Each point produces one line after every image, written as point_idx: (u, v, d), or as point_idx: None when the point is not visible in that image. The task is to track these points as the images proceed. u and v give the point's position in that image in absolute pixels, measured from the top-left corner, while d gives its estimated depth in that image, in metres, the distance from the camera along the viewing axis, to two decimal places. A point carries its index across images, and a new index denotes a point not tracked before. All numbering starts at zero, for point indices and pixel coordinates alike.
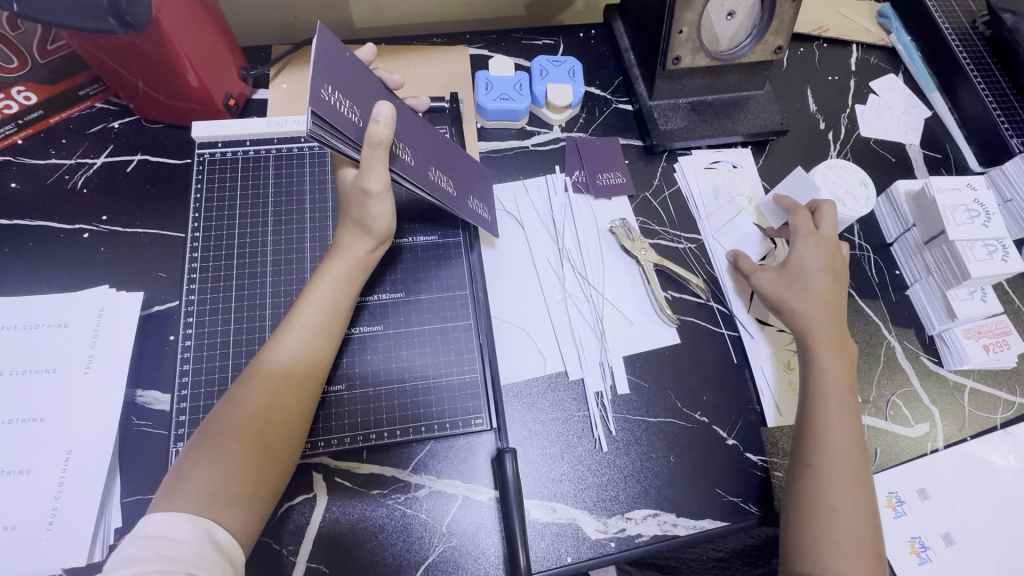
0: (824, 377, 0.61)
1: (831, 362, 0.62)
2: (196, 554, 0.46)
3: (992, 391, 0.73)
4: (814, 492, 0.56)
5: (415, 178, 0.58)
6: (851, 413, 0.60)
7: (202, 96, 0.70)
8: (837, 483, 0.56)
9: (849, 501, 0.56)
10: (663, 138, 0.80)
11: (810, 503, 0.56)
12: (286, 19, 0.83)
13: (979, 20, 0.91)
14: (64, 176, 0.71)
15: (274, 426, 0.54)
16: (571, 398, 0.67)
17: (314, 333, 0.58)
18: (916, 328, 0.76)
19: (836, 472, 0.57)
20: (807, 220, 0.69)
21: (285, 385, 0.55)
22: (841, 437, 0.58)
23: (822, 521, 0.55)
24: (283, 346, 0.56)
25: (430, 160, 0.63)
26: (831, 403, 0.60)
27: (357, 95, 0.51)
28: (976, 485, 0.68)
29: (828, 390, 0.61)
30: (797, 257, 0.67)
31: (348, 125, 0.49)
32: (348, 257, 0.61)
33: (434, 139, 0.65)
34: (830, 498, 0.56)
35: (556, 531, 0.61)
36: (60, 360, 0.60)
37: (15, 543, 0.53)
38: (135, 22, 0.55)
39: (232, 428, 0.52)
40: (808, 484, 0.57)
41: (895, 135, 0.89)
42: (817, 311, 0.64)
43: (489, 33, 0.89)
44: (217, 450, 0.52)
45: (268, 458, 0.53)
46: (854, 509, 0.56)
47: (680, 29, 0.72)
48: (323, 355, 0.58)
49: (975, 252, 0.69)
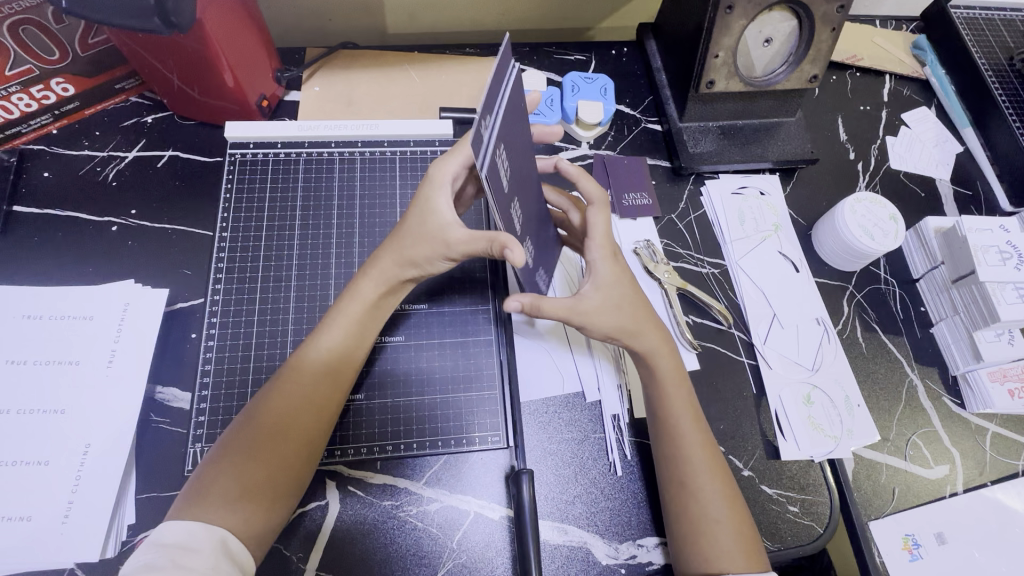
0: (683, 435, 0.59)
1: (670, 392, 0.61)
2: (210, 565, 0.45)
3: (1014, 436, 0.72)
4: (690, 479, 0.57)
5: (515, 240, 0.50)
6: (719, 467, 0.59)
7: (235, 95, 0.70)
8: (714, 505, 0.56)
9: (735, 548, 0.54)
10: (691, 161, 0.80)
11: (688, 484, 0.57)
12: (321, 22, 0.84)
13: (1016, 57, 0.91)
14: (96, 169, 0.72)
15: (304, 429, 0.54)
16: (587, 419, 0.67)
17: (338, 351, 0.57)
18: (939, 367, 0.75)
19: (705, 495, 0.56)
20: (606, 223, 0.61)
21: (308, 403, 0.54)
22: (701, 469, 0.58)
23: (705, 533, 0.55)
24: (315, 348, 0.57)
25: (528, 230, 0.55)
26: (689, 433, 0.59)
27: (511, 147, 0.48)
28: (996, 530, 0.66)
29: (672, 414, 0.60)
30: (599, 269, 0.60)
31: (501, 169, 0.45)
32: (380, 278, 0.58)
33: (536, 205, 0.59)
34: (708, 517, 0.56)
35: (567, 554, 0.61)
36: (83, 353, 0.60)
37: (31, 533, 0.53)
38: (179, 23, 0.55)
39: (253, 444, 0.52)
40: (684, 499, 0.57)
41: (925, 169, 0.88)
42: (644, 325, 0.61)
43: (522, 46, 0.89)
44: (235, 467, 0.51)
45: (285, 473, 0.52)
46: (737, 548, 0.54)
47: (716, 53, 0.73)
48: (349, 371, 0.57)
49: (1005, 295, 0.69)
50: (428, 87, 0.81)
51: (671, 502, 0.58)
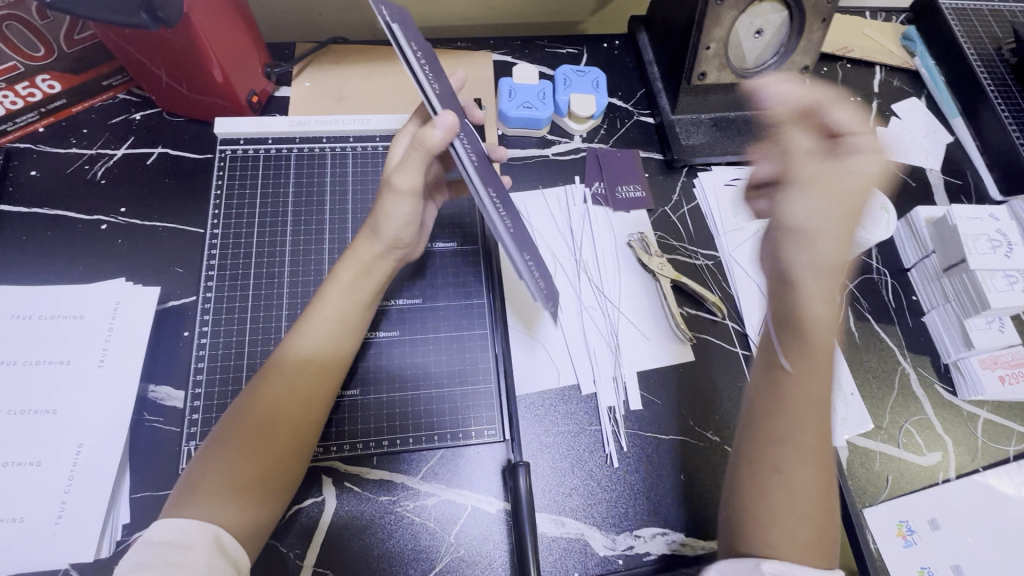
0: (782, 409, 0.52)
1: (804, 370, 0.52)
2: (204, 563, 0.45)
3: (1006, 422, 0.72)
4: (768, 458, 0.50)
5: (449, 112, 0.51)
6: (818, 457, 0.51)
7: (226, 91, 0.70)
8: (797, 490, 0.49)
9: (804, 542, 0.48)
10: (684, 153, 0.80)
11: (763, 462, 0.50)
12: (311, 17, 0.83)
13: (1005, 48, 0.91)
14: (84, 167, 0.71)
15: (302, 399, 0.54)
16: (583, 411, 0.67)
17: (330, 334, 0.57)
18: (931, 355, 0.75)
19: (785, 482, 0.49)
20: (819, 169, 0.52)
21: (295, 390, 0.54)
22: (806, 437, 0.50)
23: (781, 516, 0.48)
24: (311, 321, 0.57)
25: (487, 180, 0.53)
26: (786, 409, 0.52)
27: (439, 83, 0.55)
28: (988, 515, 0.67)
29: (779, 392, 0.52)
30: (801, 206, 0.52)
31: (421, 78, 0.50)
32: (355, 262, 0.60)
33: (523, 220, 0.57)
34: (789, 500, 0.49)
35: (564, 546, 0.61)
36: (74, 353, 0.60)
37: (24, 533, 0.52)
38: (166, 17, 0.55)
39: (235, 435, 0.52)
40: (761, 482, 0.50)
41: (916, 159, 0.89)
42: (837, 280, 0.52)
43: (513, 40, 0.89)
44: (222, 459, 0.50)
45: (271, 467, 0.51)
46: (808, 542, 0.48)
47: (708, 45, 0.72)
48: (336, 361, 0.57)
49: (996, 282, 0.69)
50: None
51: (747, 478, 0.51)
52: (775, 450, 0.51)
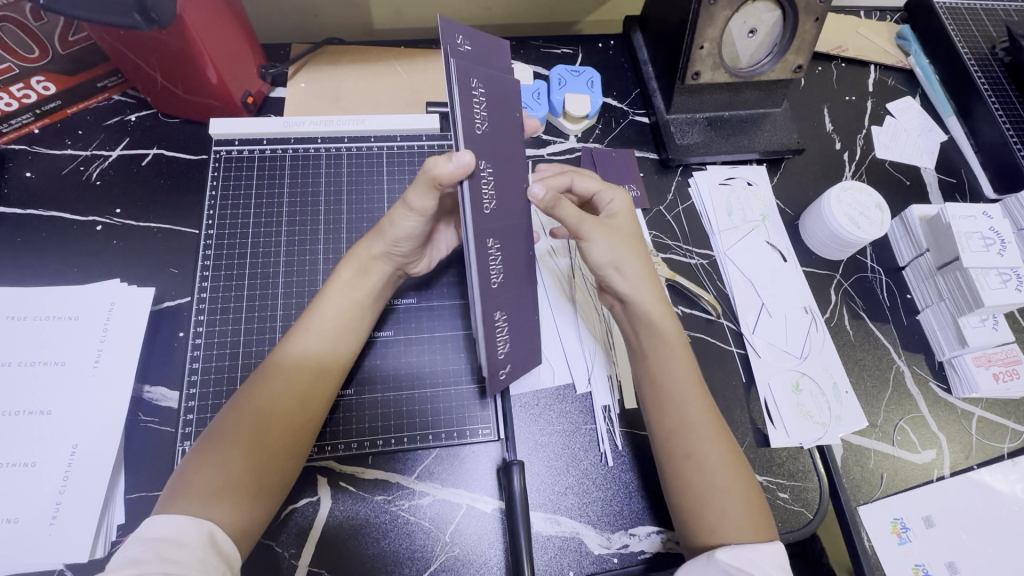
0: (685, 403, 0.59)
1: (676, 360, 0.61)
2: (197, 558, 0.45)
3: (999, 420, 0.73)
4: (682, 445, 0.57)
5: (473, 150, 0.46)
6: (720, 433, 0.58)
7: (221, 92, 0.70)
8: (714, 471, 0.56)
9: (741, 516, 0.54)
10: (679, 153, 0.80)
11: (688, 453, 0.57)
12: (306, 18, 0.83)
13: (998, 46, 0.92)
14: (79, 168, 0.71)
15: (301, 398, 0.55)
16: (578, 410, 0.67)
17: (329, 331, 0.58)
18: (925, 353, 0.75)
19: (699, 464, 0.56)
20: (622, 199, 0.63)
21: (294, 389, 0.55)
22: (699, 417, 0.58)
23: (712, 504, 0.54)
24: (312, 319, 0.58)
25: (497, 230, 0.49)
26: (685, 401, 0.59)
27: (500, 121, 0.50)
28: (982, 512, 0.67)
29: (660, 384, 0.60)
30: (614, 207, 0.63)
31: (467, 115, 0.46)
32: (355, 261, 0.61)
33: (524, 275, 0.55)
34: (709, 484, 0.55)
35: (559, 544, 0.61)
36: (68, 353, 0.60)
37: (19, 534, 0.53)
38: (159, 18, 0.55)
39: (234, 432, 0.52)
40: (681, 471, 0.56)
41: (910, 158, 0.89)
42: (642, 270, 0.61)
43: (508, 40, 0.89)
44: (217, 454, 0.51)
45: (267, 464, 0.52)
46: (743, 517, 0.54)
47: (701, 45, 0.73)
48: (335, 361, 0.58)
49: (989, 280, 0.70)
50: (415, 82, 0.80)
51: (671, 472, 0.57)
52: (683, 433, 0.57)
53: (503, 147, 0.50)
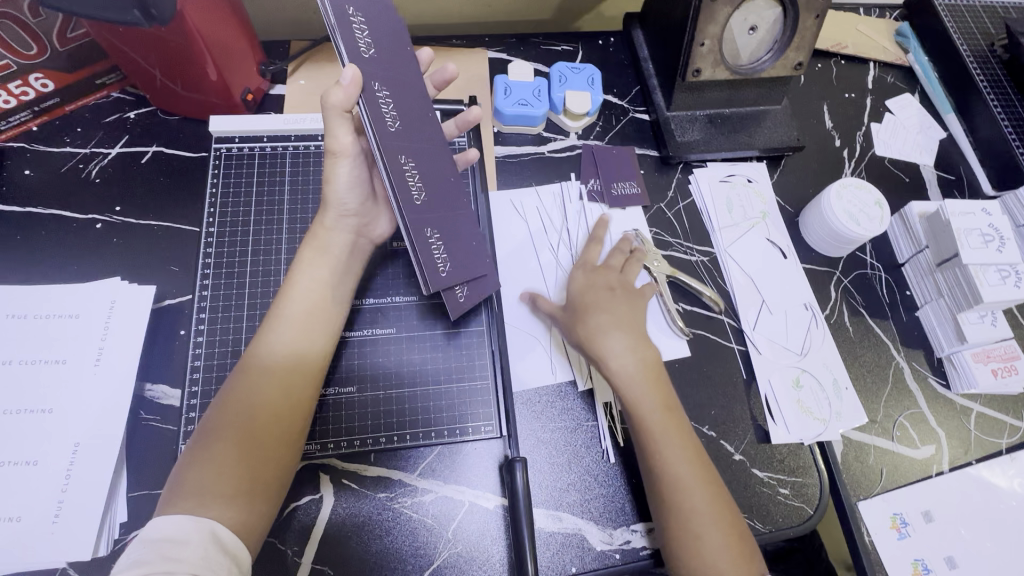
0: (653, 436, 0.58)
1: (640, 391, 0.60)
2: (200, 555, 0.45)
3: (997, 415, 0.73)
4: (661, 475, 0.57)
5: (359, 69, 0.49)
6: (695, 462, 0.58)
7: (221, 89, 0.70)
8: (692, 493, 0.56)
9: (719, 541, 0.54)
10: (679, 149, 0.80)
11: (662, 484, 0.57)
12: (306, 15, 0.83)
13: (997, 43, 0.92)
14: (78, 166, 0.71)
15: (282, 389, 0.54)
16: (580, 407, 0.67)
17: (304, 322, 0.58)
18: (924, 349, 0.76)
19: (676, 494, 0.56)
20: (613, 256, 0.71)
21: (273, 381, 0.54)
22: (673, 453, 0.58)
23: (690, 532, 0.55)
24: (286, 312, 0.58)
25: (406, 147, 0.52)
26: (657, 434, 0.58)
27: (383, 41, 0.53)
28: (980, 506, 0.68)
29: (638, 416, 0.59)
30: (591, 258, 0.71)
31: (347, 33, 0.49)
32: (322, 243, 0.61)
33: (449, 200, 0.58)
34: (689, 511, 0.55)
35: (562, 540, 0.61)
36: (69, 351, 0.60)
37: (21, 532, 0.52)
38: (160, 15, 0.54)
39: (221, 430, 0.52)
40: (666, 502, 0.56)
41: (909, 155, 0.89)
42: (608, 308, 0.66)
43: (508, 37, 0.89)
44: (207, 453, 0.50)
45: (260, 461, 0.51)
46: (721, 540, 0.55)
47: (702, 41, 0.73)
48: (313, 351, 0.57)
49: (988, 276, 0.70)
50: None
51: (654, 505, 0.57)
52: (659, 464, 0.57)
53: (399, 72, 0.54)
